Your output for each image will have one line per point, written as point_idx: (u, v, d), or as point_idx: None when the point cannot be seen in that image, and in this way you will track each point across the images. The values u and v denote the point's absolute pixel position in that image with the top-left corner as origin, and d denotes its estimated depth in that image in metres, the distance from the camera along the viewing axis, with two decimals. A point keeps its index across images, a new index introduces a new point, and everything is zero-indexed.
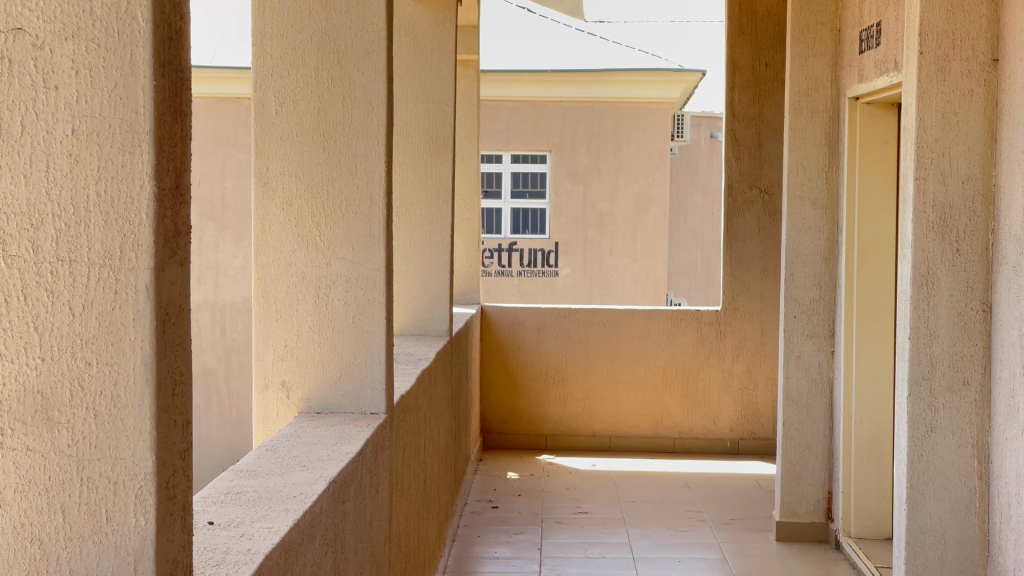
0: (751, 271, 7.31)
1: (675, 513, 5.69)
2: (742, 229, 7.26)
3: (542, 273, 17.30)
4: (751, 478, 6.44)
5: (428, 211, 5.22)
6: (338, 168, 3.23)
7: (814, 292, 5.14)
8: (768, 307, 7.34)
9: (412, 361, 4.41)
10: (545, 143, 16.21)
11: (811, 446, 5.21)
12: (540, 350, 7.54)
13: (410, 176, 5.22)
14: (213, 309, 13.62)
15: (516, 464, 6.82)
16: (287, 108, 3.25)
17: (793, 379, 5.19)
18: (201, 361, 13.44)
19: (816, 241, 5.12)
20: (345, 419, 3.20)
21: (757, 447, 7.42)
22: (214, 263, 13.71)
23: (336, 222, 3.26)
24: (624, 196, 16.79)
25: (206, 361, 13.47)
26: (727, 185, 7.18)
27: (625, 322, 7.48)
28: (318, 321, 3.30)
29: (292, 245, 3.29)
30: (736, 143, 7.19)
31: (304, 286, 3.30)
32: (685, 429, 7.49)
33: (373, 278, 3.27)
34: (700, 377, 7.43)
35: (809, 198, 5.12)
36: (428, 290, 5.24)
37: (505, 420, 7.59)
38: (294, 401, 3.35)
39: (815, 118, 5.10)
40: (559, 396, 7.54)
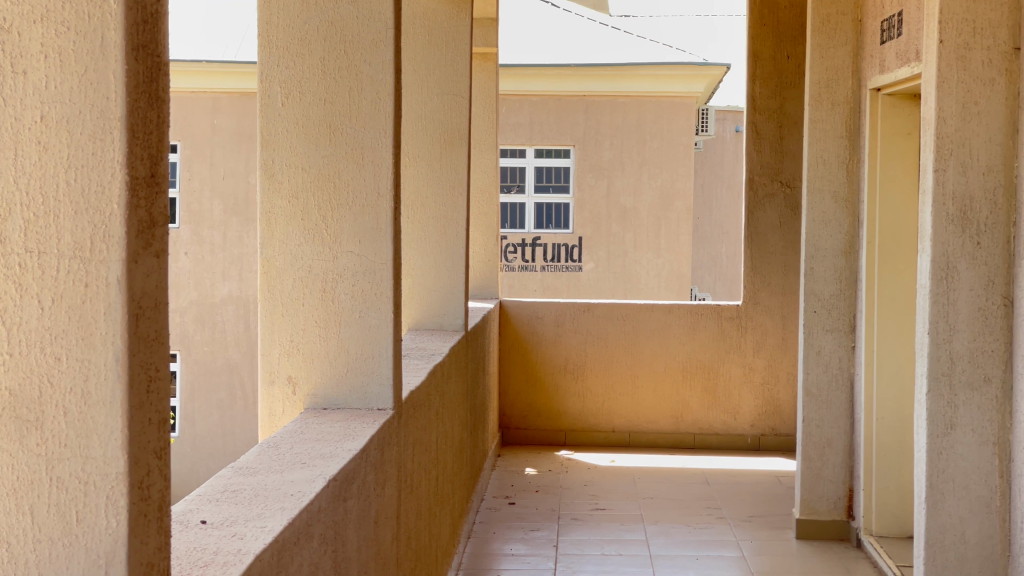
0: (773, 265, 7.24)
1: (693, 510, 5.62)
2: (764, 222, 7.18)
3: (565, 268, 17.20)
4: (772, 474, 6.37)
5: (444, 205, 5.17)
6: (344, 160, 3.19)
7: (834, 286, 5.06)
8: (790, 302, 7.26)
9: (425, 357, 4.36)
10: (568, 137, 16.17)
11: (831, 443, 5.13)
12: (560, 344, 7.48)
13: (423, 169, 5.17)
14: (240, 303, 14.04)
15: (533, 459, 6.76)
16: (292, 99, 3.19)
17: (813, 374, 5.11)
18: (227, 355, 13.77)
19: (836, 235, 5.05)
20: (351, 415, 3.15)
21: (779, 443, 7.33)
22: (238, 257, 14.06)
23: (343, 214, 3.22)
24: (648, 190, 16.65)
25: None
26: (748, 179, 7.11)
27: (645, 316, 7.41)
28: (323, 316, 3.25)
29: (297, 239, 3.23)
30: (757, 136, 7.10)
31: (309, 280, 3.24)
32: (706, 425, 7.41)
33: (380, 272, 3.23)
34: (720, 372, 7.36)
35: (829, 191, 5.04)
36: (444, 286, 5.16)
37: (524, 414, 7.53)
38: (299, 397, 3.29)
39: (835, 109, 5.02)
40: (579, 391, 7.48)
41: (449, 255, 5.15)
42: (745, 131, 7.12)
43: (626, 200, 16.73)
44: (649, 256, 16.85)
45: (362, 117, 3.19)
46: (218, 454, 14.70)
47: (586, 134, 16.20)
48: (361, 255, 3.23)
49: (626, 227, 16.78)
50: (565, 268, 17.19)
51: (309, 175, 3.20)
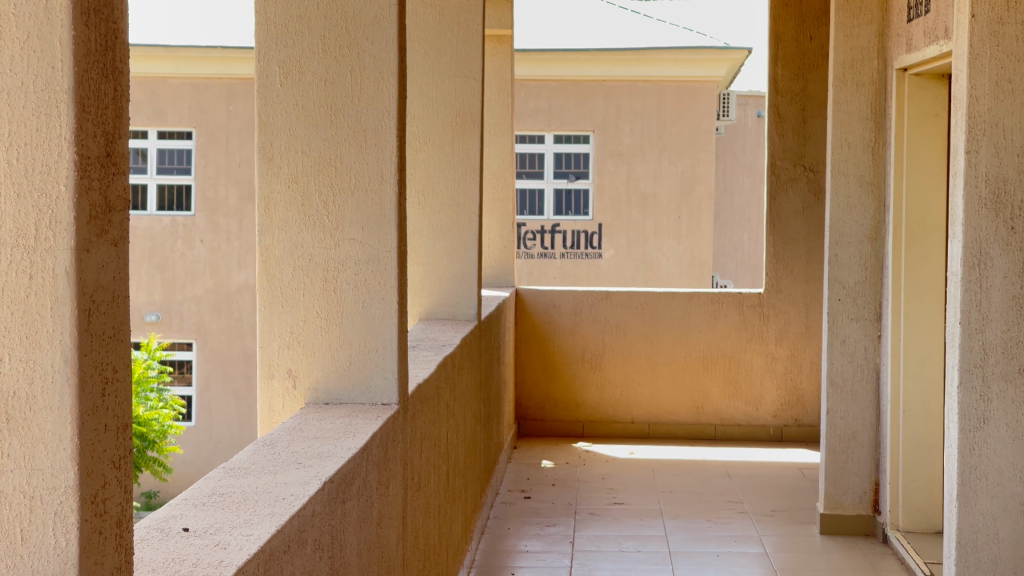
0: (795, 251, 7.09)
1: (714, 504, 5.47)
2: (786, 206, 7.03)
3: (585, 255, 16.96)
4: (795, 465, 6.22)
5: (457, 192, 5.03)
6: (346, 143, 3.06)
7: (859, 274, 4.91)
8: (813, 289, 7.11)
9: (436, 347, 4.22)
10: (587, 122, 16.04)
11: (857, 435, 4.97)
12: (577, 334, 7.34)
13: (436, 155, 5.02)
14: None
15: (550, 451, 6.62)
16: (290, 80, 3.04)
17: (838, 365, 4.95)
18: None
19: (860, 220, 4.90)
20: (355, 410, 3.02)
21: (803, 434, 7.16)
22: None
23: (345, 201, 3.08)
24: (669, 176, 16.44)
25: None
26: (770, 163, 6.95)
27: (665, 305, 7.26)
28: (325, 306, 3.11)
29: (297, 225, 3.09)
30: (778, 120, 6.95)
31: (311, 269, 3.11)
32: (727, 416, 7.24)
33: (385, 260, 3.09)
34: (741, 361, 7.20)
35: (853, 175, 4.89)
36: (457, 276, 5.08)
37: (541, 406, 7.37)
38: (300, 392, 3.15)
39: (860, 90, 4.87)
40: (597, 381, 7.33)
41: (461, 244, 5.04)
42: (767, 114, 6.95)
43: (646, 186, 16.53)
44: (669, 243, 16.67)
45: (365, 97, 3.05)
46: (236, 444, 14.87)
47: (606, 119, 16.05)
48: (364, 242, 3.09)
49: (645, 214, 16.63)
50: (585, 255, 16.96)
51: (311, 159, 3.07)
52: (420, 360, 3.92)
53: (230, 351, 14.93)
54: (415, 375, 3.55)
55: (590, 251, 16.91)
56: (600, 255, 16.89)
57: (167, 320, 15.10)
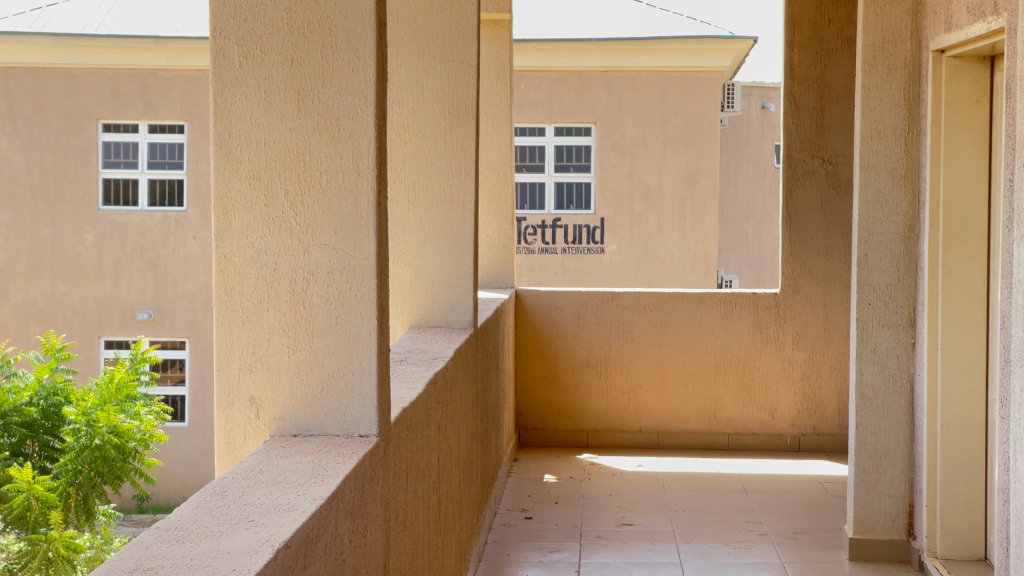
0: (813, 249, 6.67)
1: (732, 525, 5.04)
2: (804, 201, 6.63)
3: (587, 250, 16.38)
4: (816, 479, 5.81)
5: (450, 187, 4.60)
6: (317, 133, 2.63)
7: (891, 276, 4.48)
8: (833, 289, 6.67)
9: (426, 360, 3.81)
10: (589, 114, 15.63)
11: (889, 452, 4.53)
12: (581, 338, 6.90)
13: (427, 146, 4.59)
14: None
15: (553, 463, 6.18)
16: (251, 61, 2.62)
17: (867, 375, 4.52)
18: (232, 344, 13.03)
19: (891, 217, 4.47)
20: (327, 445, 2.60)
21: (821, 443, 6.74)
22: None
23: (315, 200, 2.64)
24: (672, 168, 15.94)
25: None
26: (786, 155, 6.60)
27: (674, 306, 6.83)
28: (292, 324, 2.67)
29: (259, 229, 2.65)
30: (795, 108, 6.58)
31: (275, 279, 2.66)
32: (741, 424, 6.82)
33: (361, 268, 2.65)
34: (756, 366, 6.77)
35: (884, 167, 4.47)
36: (450, 279, 4.69)
37: (542, 415, 6.95)
38: (265, 422, 2.71)
39: (892, 75, 4.45)
40: (603, 388, 6.89)
41: (456, 244, 4.64)
42: (783, 102, 6.61)
43: (650, 179, 16.00)
44: (674, 237, 16.14)
45: (341, 79, 2.63)
46: None
47: (609, 111, 15.64)
48: (339, 249, 2.65)
49: (649, 207, 16.11)
50: (587, 250, 16.39)
51: (275, 153, 2.64)
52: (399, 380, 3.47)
53: None
54: (399, 397, 3.13)
55: (592, 245, 16.35)
56: (602, 250, 16.33)
57: (159, 319, 14.70)
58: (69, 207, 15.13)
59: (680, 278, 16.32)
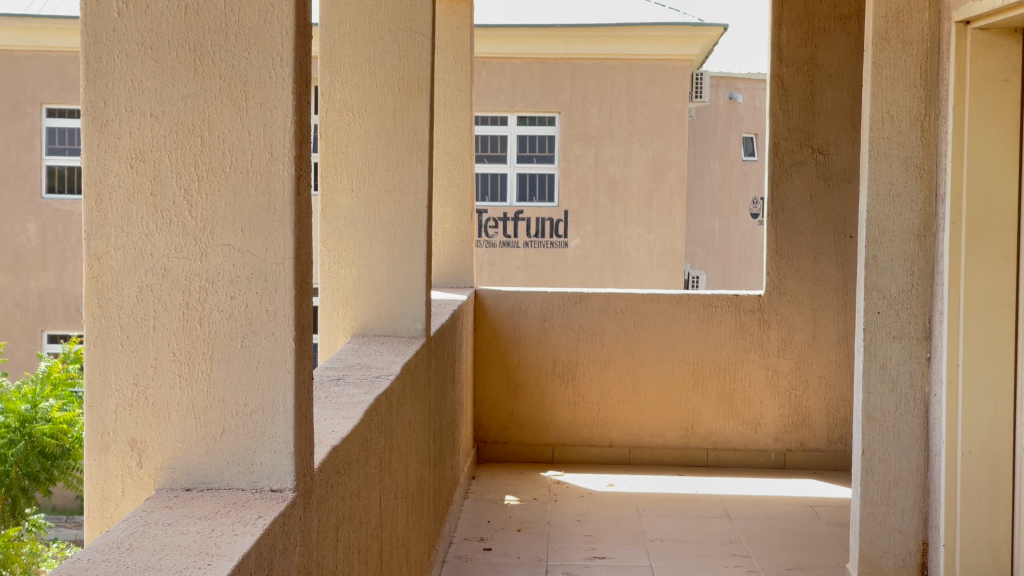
0: (801, 247, 6.12)
1: (717, 561, 4.48)
2: (792, 194, 6.09)
3: (550, 244, 15.64)
4: (804, 504, 5.27)
5: (401, 174, 4.04)
6: (220, 101, 2.01)
7: (903, 281, 3.94)
8: (822, 291, 6.13)
9: (366, 380, 3.23)
10: (553, 103, 15.00)
11: (900, 481, 3.97)
12: (547, 343, 6.32)
13: (374, 127, 4.03)
14: None
15: (515, 482, 5.60)
16: (135, 10, 1.98)
17: (875, 395, 3.97)
18: None
19: (904, 214, 3.92)
20: (227, 503, 1.99)
21: (809, 461, 6.18)
22: None
23: (217, 186, 2.02)
24: (639, 161, 15.45)
25: None
26: (772, 144, 6.06)
27: (649, 309, 6.26)
28: (186, 345, 2.04)
29: (143, 225, 2.00)
30: (783, 93, 6.07)
31: (164, 289, 2.02)
32: (721, 439, 6.26)
33: (274, 276, 2.05)
34: (738, 375, 6.21)
35: (897, 157, 3.92)
36: (398, 280, 4.11)
37: (502, 427, 6.36)
38: (149, 472, 2.06)
39: (906, 50, 3.90)
40: (570, 399, 6.32)
41: (407, 241, 4.05)
42: (770, 86, 6.09)
43: (614, 171, 15.44)
44: (639, 231, 15.60)
45: (251, 29, 2.02)
46: None
47: (573, 100, 15.03)
48: (245, 249, 2.04)
49: (614, 200, 15.53)
50: (550, 244, 15.63)
51: (165, 127, 2.00)
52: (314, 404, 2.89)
53: None
54: (332, 432, 2.57)
55: (556, 239, 15.62)
56: (567, 243, 15.64)
57: None
58: (10, 197, 14.60)
59: (646, 276, 15.60)
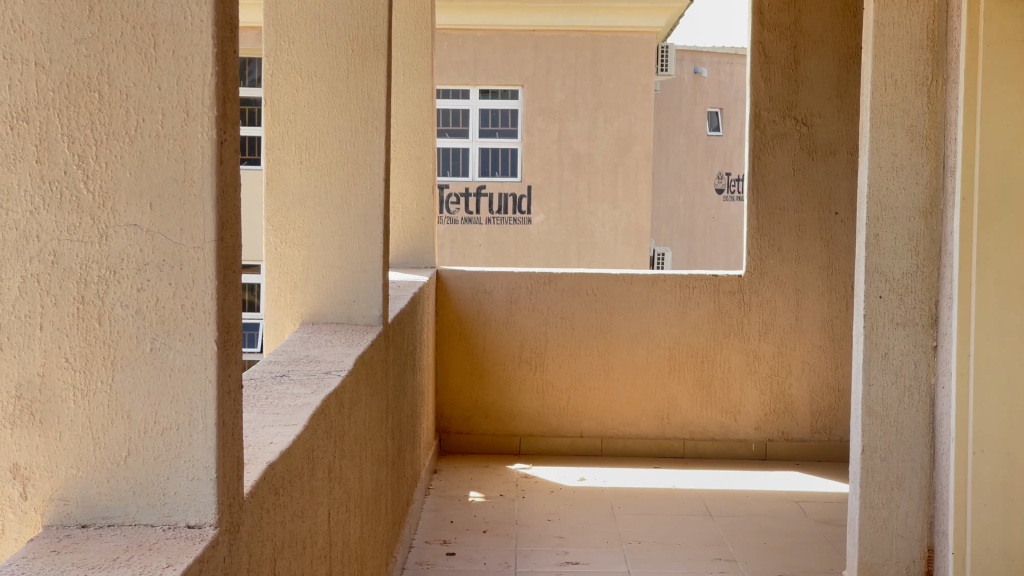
0: (784, 225, 5.80)
1: (701, 566, 4.12)
2: (774, 168, 5.79)
3: (513, 220, 15.13)
4: (791, 500, 4.91)
5: (354, 146, 3.64)
6: (121, 43, 1.56)
7: (908, 262, 3.57)
8: (806, 271, 5.81)
9: (315, 377, 2.85)
10: (516, 76, 14.37)
11: (903, 482, 3.61)
12: (513, 327, 5.95)
13: (323, 93, 3.62)
14: None
15: (480, 477, 5.25)
16: None
17: (877, 387, 3.60)
18: None
19: (909, 188, 3.56)
20: (131, 549, 1.56)
21: (790, 451, 5.88)
22: None
23: (117, 150, 1.58)
24: (603, 135, 14.95)
25: None
26: (754, 114, 5.75)
27: (622, 290, 5.89)
28: (82, 350, 1.60)
29: (26, 198, 1.55)
30: (765, 61, 5.75)
31: (51, 278, 1.58)
32: (698, 428, 5.93)
33: (192, 264, 1.61)
34: (717, 361, 5.88)
35: (901, 126, 3.55)
36: (352, 262, 3.70)
37: (466, 417, 5.99)
38: (36, 503, 1.62)
39: (912, 8, 3.53)
40: (538, 387, 5.96)
41: (363, 219, 3.66)
42: (751, 52, 5.77)
43: (580, 145, 14.90)
44: (605, 207, 14.97)
45: None
46: None
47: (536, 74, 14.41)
48: (155, 230, 1.60)
49: (579, 175, 14.89)
50: (513, 221, 15.13)
51: (49, 73, 1.54)
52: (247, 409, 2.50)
53: None
54: (273, 443, 2.21)
55: (518, 215, 15.11)
56: (529, 220, 15.10)
57: None
58: None
59: (611, 252, 14.80)
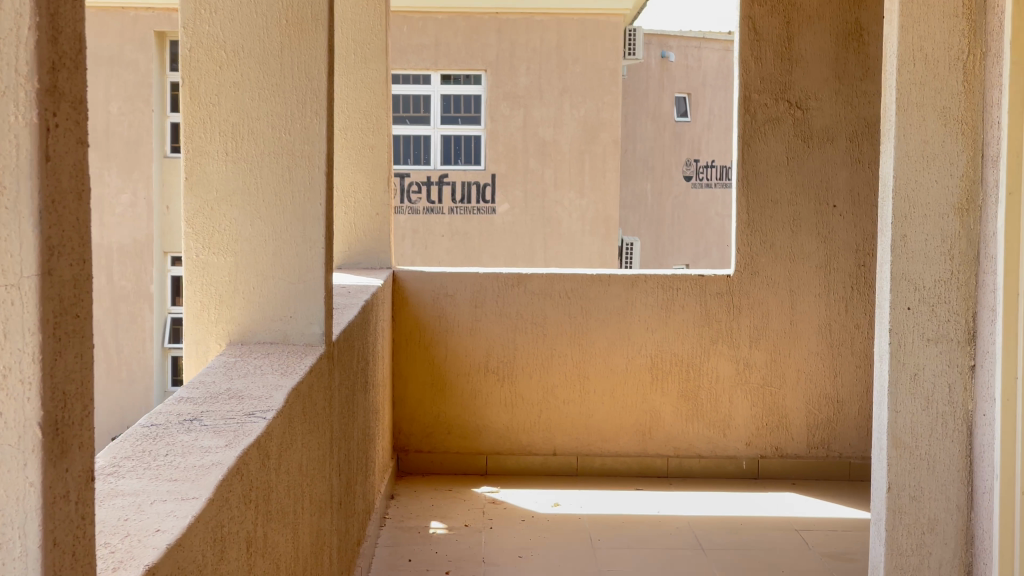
0: (777, 219, 5.43)
1: None
2: (765, 158, 5.42)
3: (476, 210, 14.10)
4: (791, 530, 4.39)
5: (288, 131, 3.08)
6: None
7: (940, 268, 3.04)
8: (800, 273, 5.46)
9: (238, 420, 2.31)
10: (478, 60, 13.44)
11: (935, 526, 3.09)
12: (478, 333, 5.54)
13: (253, 72, 3.06)
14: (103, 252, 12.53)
15: (442, 503, 4.70)
16: None
17: (904, 415, 3.08)
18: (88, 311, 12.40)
19: (942, 181, 3.02)
20: None
21: (785, 468, 5.53)
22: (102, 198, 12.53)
23: None
24: (570, 121, 13.84)
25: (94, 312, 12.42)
26: (743, 97, 5.40)
27: (598, 292, 5.49)
28: None
29: None
30: (755, 37, 5.41)
31: None
32: (683, 444, 5.56)
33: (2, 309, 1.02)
34: (703, 370, 5.50)
35: (932, 108, 3.02)
36: (288, 267, 3.12)
37: (426, 433, 5.57)
38: None
39: None
40: (507, 400, 5.56)
41: (300, 219, 3.10)
42: (739, 28, 5.42)
43: (545, 132, 13.90)
44: (570, 196, 13.89)
45: None
46: None
47: (500, 57, 13.47)
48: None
49: (544, 162, 13.86)
50: (476, 210, 14.10)
51: None
52: (132, 475, 1.96)
53: None
54: (175, 510, 1.75)
55: (482, 205, 14.07)
56: (494, 209, 14.05)
57: None
58: None
59: (577, 245, 13.89)
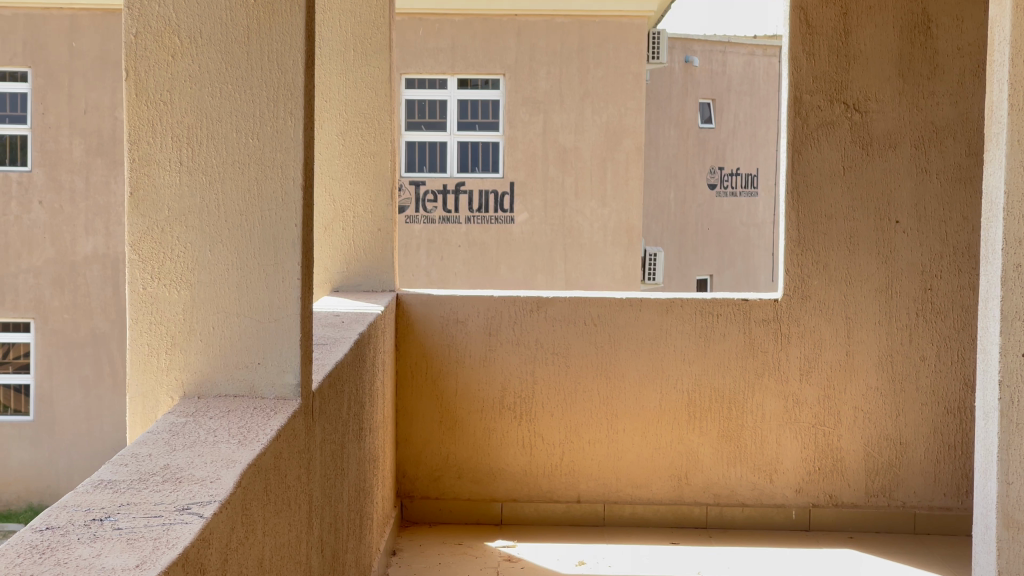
0: (830, 237, 4.91)
1: None
2: (815, 170, 4.90)
3: (494, 219, 13.29)
4: None
5: (259, 133, 2.50)
6: None
7: None
8: (855, 299, 4.93)
9: (172, 516, 1.74)
10: (497, 65, 12.78)
11: None
12: (493, 365, 5.02)
13: (215, 63, 2.46)
14: (105, 262, 11.84)
15: (452, 561, 4.11)
16: None
17: None
18: (89, 325, 11.79)
19: None
20: None
21: (839, 518, 4.98)
22: (105, 207, 11.86)
23: None
24: (591, 126, 13.12)
25: (96, 325, 11.81)
26: (793, 99, 4.89)
27: (629, 319, 4.96)
28: None
29: None
30: (807, 32, 4.89)
31: None
32: (724, 490, 5.03)
33: None
34: (748, 408, 4.98)
35: None
36: (258, 302, 2.55)
37: (434, 477, 5.07)
38: None
39: None
40: (527, 439, 5.05)
41: (271, 242, 2.53)
42: (789, 21, 4.89)
43: (566, 139, 13.11)
44: (592, 204, 13.19)
45: None
46: (84, 441, 12.02)
47: (520, 61, 12.81)
48: None
49: (565, 170, 13.11)
50: (494, 220, 13.29)
51: None
52: None
53: (75, 332, 11.83)
54: None
55: (500, 214, 13.27)
56: (512, 219, 13.26)
57: None
58: None
59: (600, 254, 13.21)
